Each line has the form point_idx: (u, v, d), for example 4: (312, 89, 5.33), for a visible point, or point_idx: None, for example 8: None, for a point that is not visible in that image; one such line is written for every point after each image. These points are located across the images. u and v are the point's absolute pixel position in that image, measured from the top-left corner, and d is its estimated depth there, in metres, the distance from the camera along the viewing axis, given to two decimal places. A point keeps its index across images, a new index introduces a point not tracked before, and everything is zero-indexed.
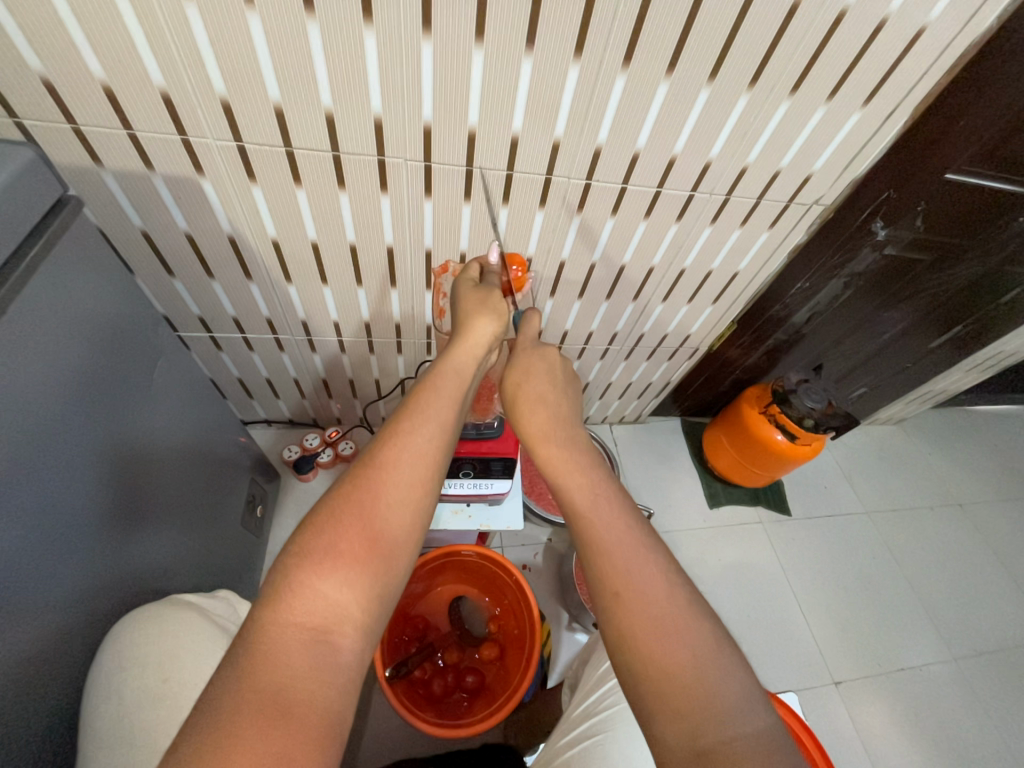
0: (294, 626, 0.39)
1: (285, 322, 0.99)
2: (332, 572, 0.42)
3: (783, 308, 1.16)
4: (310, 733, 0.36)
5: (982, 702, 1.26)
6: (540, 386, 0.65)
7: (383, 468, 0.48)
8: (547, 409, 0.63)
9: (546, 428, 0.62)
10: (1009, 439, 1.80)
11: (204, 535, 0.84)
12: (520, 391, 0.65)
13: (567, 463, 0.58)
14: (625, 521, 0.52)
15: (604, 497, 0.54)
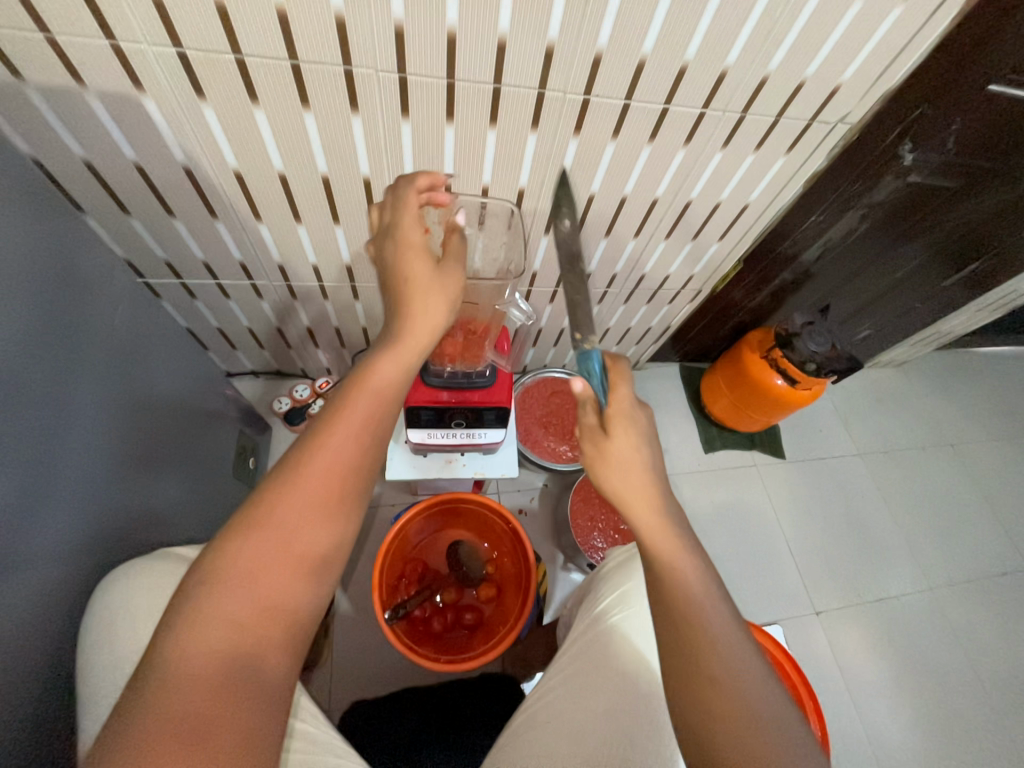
0: (237, 593, 0.45)
1: (259, 265, 0.92)
2: (276, 543, 0.47)
3: (792, 245, 1.09)
4: (238, 694, 0.42)
5: (953, 627, 1.33)
6: (644, 462, 0.56)
7: (315, 477, 0.49)
8: (650, 485, 0.56)
9: (637, 487, 0.56)
10: (1009, 381, 1.78)
11: (193, 487, 0.83)
12: (621, 462, 0.56)
13: (667, 538, 0.55)
14: (724, 617, 0.53)
15: (705, 594, 0.54)
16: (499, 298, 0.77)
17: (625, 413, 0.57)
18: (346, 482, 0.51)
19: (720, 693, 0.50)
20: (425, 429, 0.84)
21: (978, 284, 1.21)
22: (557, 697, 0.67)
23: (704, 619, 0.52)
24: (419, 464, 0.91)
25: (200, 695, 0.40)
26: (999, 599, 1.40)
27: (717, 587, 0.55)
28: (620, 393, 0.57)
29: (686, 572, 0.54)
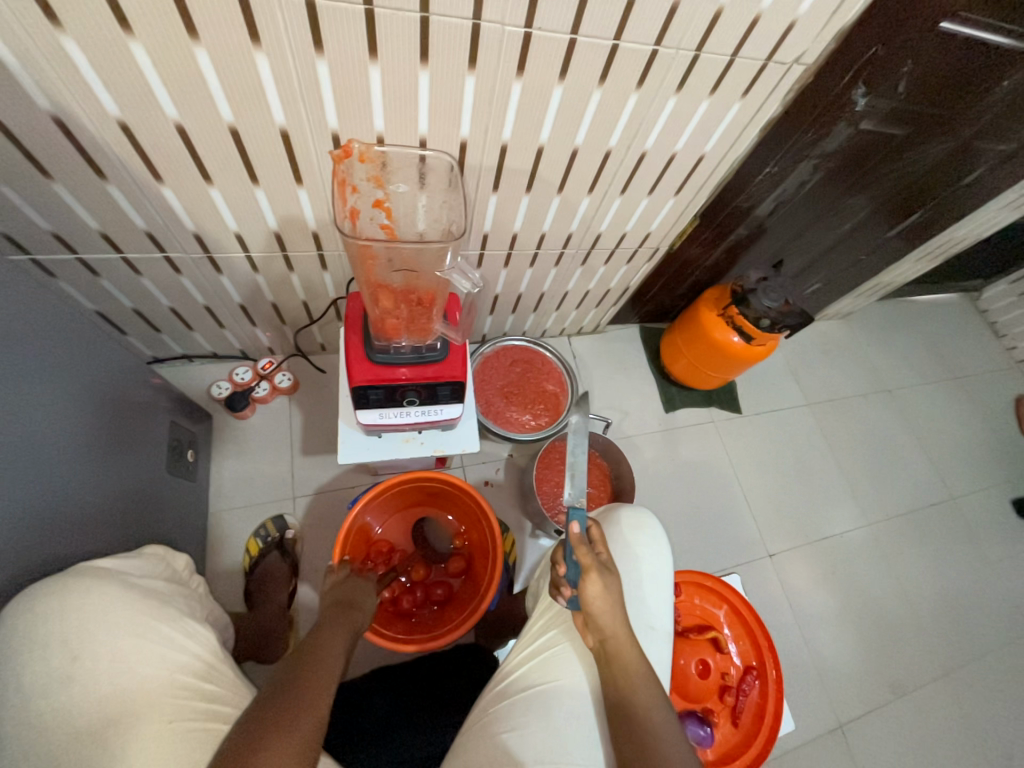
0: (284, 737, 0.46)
1: (171, 236, 0.81)
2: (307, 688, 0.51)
3: (746, 200, 1.07)
4: None
5: (888, 556, 1.46)
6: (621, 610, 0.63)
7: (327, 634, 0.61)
8: (625, 628, 0.62)
9: (612, 621, 0.62)
10: (941, 327, 1.90)
11: (117, 488, 0.75)
12: (604, 605, 0.62)
13: (630, 666, 0.60)
14: (681, 751, 0.56)
15: (665, 728, 0.57)
16: (440, 265, 0.68)
17: (604, 559, 0.66)
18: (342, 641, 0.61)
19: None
20: (377, 410, 0.79)
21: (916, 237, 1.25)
22: (527, 673, 0.68)
23: (662, 752, 0.55)
24: (374, 447, 0.86)
25: None
26: (928, 528, 1.53)
27: (677, 725, 0.58)
28: (598, 532, 0.69)
29: (651, 706, 0.58)
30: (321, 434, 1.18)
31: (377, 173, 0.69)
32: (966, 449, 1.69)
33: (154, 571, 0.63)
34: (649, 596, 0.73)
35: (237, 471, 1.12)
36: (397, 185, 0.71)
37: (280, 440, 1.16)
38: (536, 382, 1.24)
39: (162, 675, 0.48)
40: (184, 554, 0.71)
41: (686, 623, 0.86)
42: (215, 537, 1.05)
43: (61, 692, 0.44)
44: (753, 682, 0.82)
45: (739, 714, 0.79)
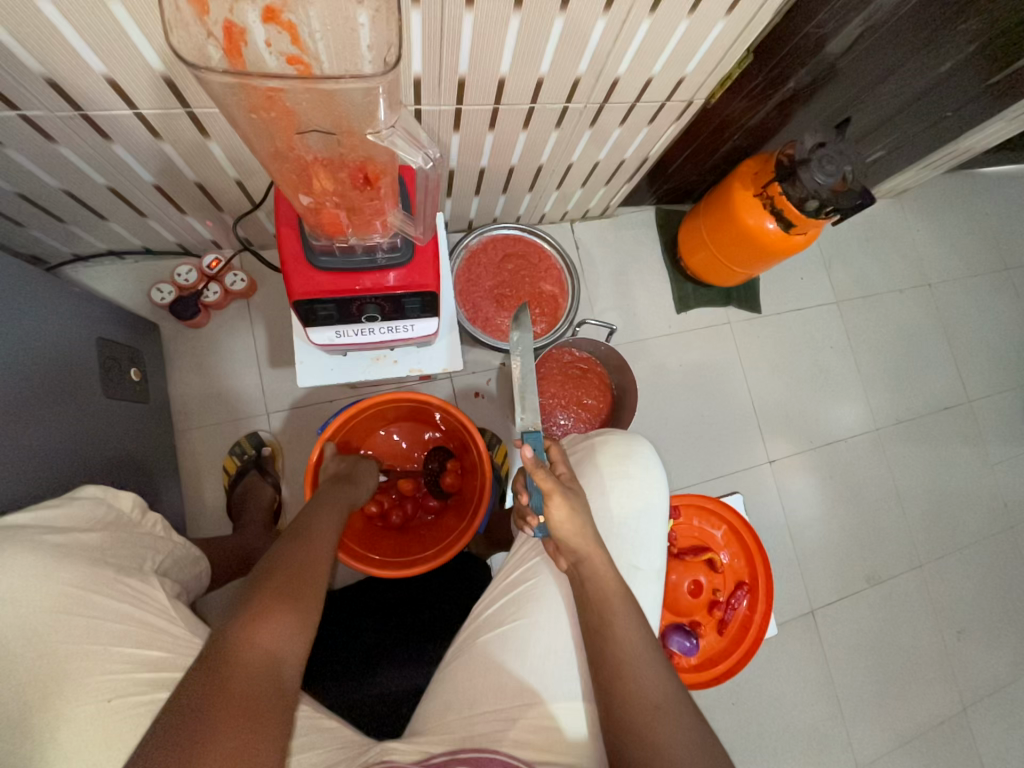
0: (269, 631, 0.44)
1: (17, 83, 0.58)
2: (295, 583, 0.49)
3: (821, 25, 0.79)
4: (261, 710, 0.40)
5: (887, 460, 1.43)
6: (594, 530, 0.56)
7: (320, 518, 0.60)
8: (598, 549, 0.55)
9: (580, 544, 0.55)
10: (1008, 208, 1.62)
11: (40, 424, 0.65)
12: (572, 529, 0.54)
13: (608, 597, 0.53)
14: (658, 669, 0.51)
15: (642, 648, 0.51)
16: (373, 125, 0.46)
17: (568, 478, 0.59)
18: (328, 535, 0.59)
19: (660, 731, 0.47)
20: (331, 329, 0.65)
21: (1011, 89, 0.97)
22: (498, 612, 0.60)
23: (639, 675, 0.49)
24: (338, 367, 0.74)
25: (237, 706, 0.39)
26: (934, 432, 1.48)
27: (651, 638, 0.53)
28: (558, 452, 0.61)
29: (626, 626, 0.52)
30: (289, 344, 1.05)
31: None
32: (997, 351, 1.56)
33: (88, 517, 0.55)
34: (639, 529, 0.65)
35: (200, 386, 1.01)
36: None
37: (243, 351, 1.03)
38: (532, 281, 1.06)
39: (93, 650, 0.44)
40: (133, 494, 0.62)
41: (682, 544, 0.83)
42: (190, 456, 0.99)
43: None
44: (743, 598, 0.82)
45: (725, 626, 0.81)
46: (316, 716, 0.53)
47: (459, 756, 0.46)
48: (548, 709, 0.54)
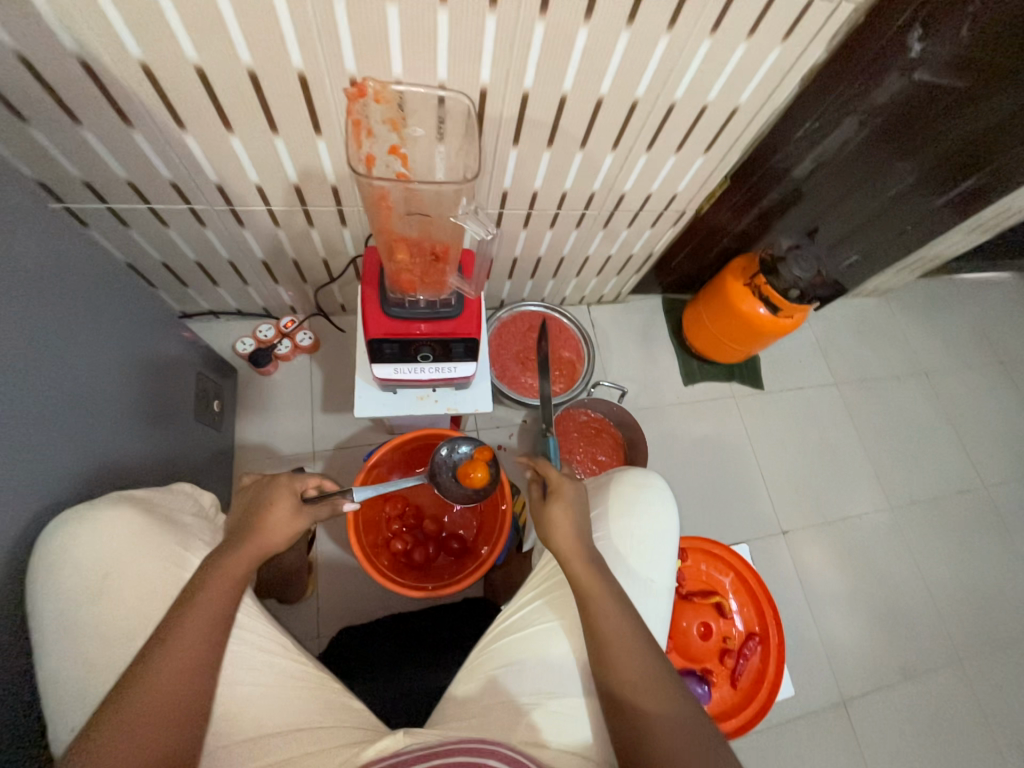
0: (127, 741, 0.45)
1: (196, 187, 0.81)
2: (170, 673, 0.48)
3: (782, 159, 1.02)
4: None
5: (906, 541, 1.42)
6: (578, 529, 0.64)
7: (217, 577, 0.55)
8: (583, 546, 0.63)
9: (564, 540, 0.63)
10: (990, 308, 1.77)
11: (143, 438, 0.79)
12: (558, 528, 0.63)
13: (592, 589, 0.59)
14: (642, 652, 0.56)
15: (626, 635, 0.57)
16: (454, 209, 0.66)
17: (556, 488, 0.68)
18: (225, 593, 0.54)
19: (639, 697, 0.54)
20: (391, 365, 0.80)
21: (966, 210, 1.14)
22: (523, 616, 0.66)
23: (622, 657, 0.56)
24: (389, 402, 0.88)
25: None
26: (953, 515, 1.48)
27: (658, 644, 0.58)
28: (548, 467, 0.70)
29: (607, 612, 0.58)
30: (340, 393, 1.21)
31: (394, 114, 0.66)
32: (1004, 438, 1.61)
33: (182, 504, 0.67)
34: (653, 552, 0.72)
35: (260, 425, 1.16)
36: (414, 129, 0.68)
37: (301, 397, 1.20)
38: (553, 348, 1.23)
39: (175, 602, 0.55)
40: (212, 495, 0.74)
41: (691, 587, 0.87)
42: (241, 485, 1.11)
43: (101, 604, 0.52)
44: (754, 647, 0.83)
45: (738, 676, 0.81)
46: (346, 697, 0.58)
47: (463, 745, 0.48)
48: (559, 707, 0.59)
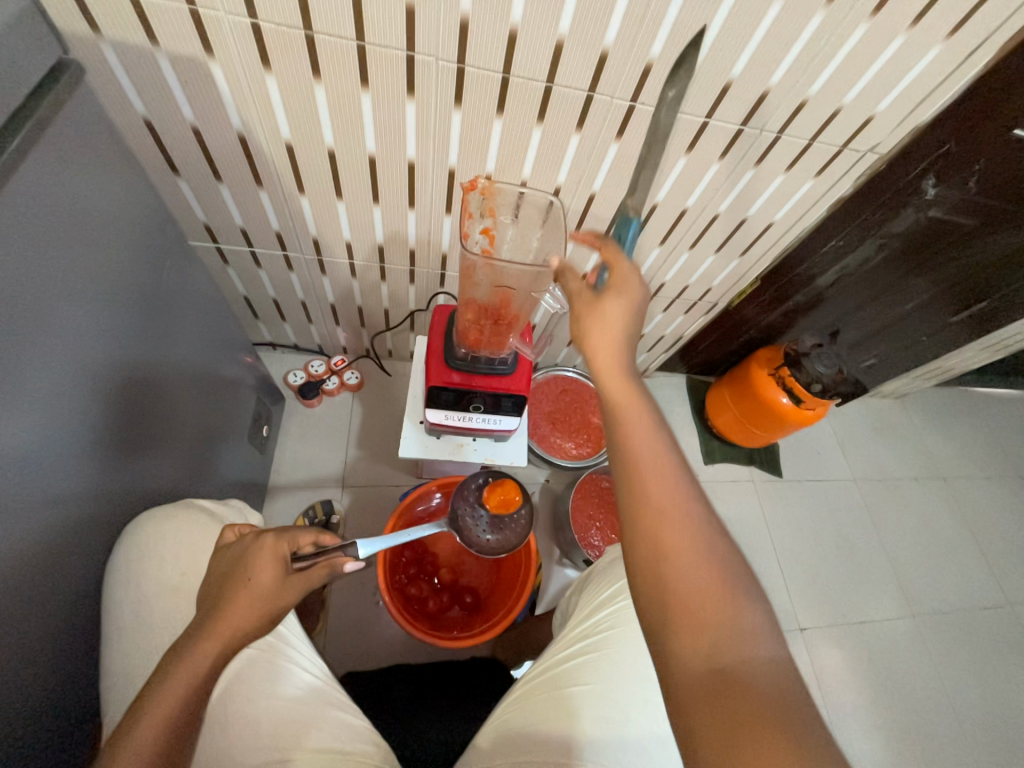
0: None
1: (295, 238, 0.93)
2: (154, 722, 0.45)
3: (809, 268, 1.12)
4: None
5: (930, 655, 1.36)
6: (623, 363, 0.55)
7: (216, 619, 0.51)
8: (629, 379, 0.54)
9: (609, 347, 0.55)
10: (1005, 423, 1.82)
11: (196, 456, 0.84)
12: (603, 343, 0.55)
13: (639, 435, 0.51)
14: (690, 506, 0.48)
15: (675, 485, 0.49)
16: (535, 288, 0.75)
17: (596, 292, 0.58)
18: (220, 636, 0.50)
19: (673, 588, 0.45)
20: (443, 411, 0.86)
21: (978, 327, 1.24)
22: (552, 679, 0.67)
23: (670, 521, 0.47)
24: (431, 446, 0.93)
25: None
26: (978, 632, 1.42)
27: None
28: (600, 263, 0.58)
29: (657, 461, 0.49)
30: (376, 432, 1.27)
31: (492, 204, 0.78)
32: None
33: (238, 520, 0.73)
34: None
35: (298, 454, 1.21)
36: (504, 218, 0.81)
37: (339, 432, 1.25)
38: (582, 412, 1.29)
39: None
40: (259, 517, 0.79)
41: None
42: (271, 510, 1.14)
43: (168, 601, 0.56)
44: None
45: None
46: (372, 733, 0.59)
47: None
48: None
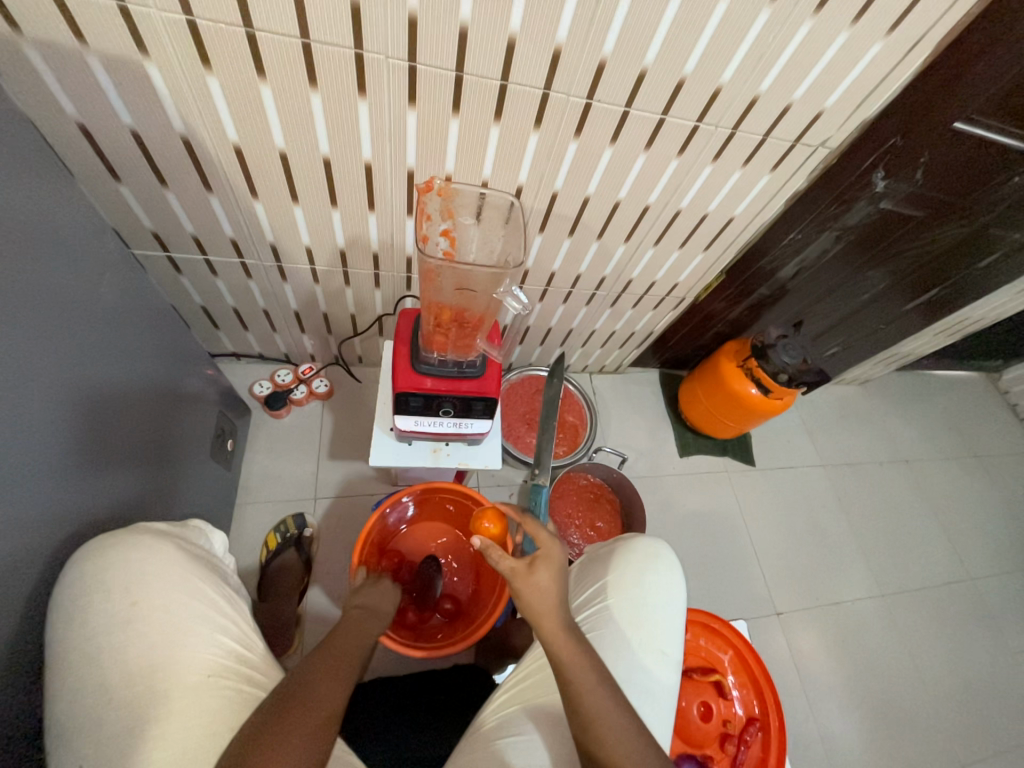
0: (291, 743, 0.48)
1: (251, 245, 0.90)
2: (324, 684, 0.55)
3: (772, 261, 1.14)
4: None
5: (899, 630, 1.41)
6: (558, 586, 0.63)
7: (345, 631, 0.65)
8: (561, 604, 0.62)
9: (546, 576, 0.63)
10: (960, 404, 1.90)
11: (154, 475, 0.80)
12: (545, 576, 0.62)
13: (576, 662, 0.57)
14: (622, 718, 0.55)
15: (609, 703, 0.56)
16: (496, 287, 0.75)
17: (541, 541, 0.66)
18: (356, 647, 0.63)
19: None
20: (412, 417, 0.84)
21: (930, 314, 1.30)
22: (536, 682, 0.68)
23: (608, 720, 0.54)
24: (402, 452, 0.91)
25: None
26: (943, 607, 1.49)
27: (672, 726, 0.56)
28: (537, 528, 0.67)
29: (594, 694, 0.56)
30: (348, 441, 1.24)
31: (450, 205, 0.78)
32: (985, 531, 1.66)
33: (197, 541, 0.71)
34: (665, 623, 0.74)
35: (266, 467, 1.17)
36: (463, 218, 0.80)
37: (310, 442, 1.22)
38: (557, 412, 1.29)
39: (200, 632, 0.56)
40: (221, 535, 0.77)
41: (690, 662, 0.87)
42: (239, 527, 1.10)
43: (120, 633, 0.53)
44: (755, 734, 0.81)
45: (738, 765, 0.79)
46: (346, 753, 0.58)
47: None
48: None
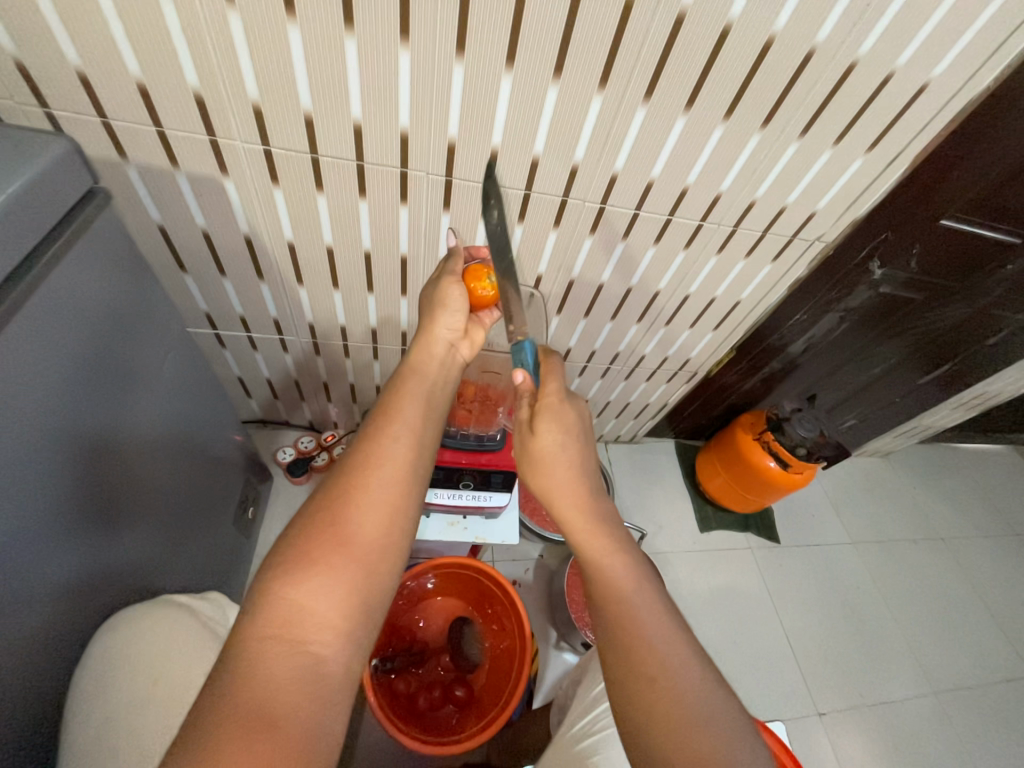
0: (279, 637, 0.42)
1: (292, 323, 0.98)
2: (308, 580, 0.45)
3: (781, 338, 1.19)
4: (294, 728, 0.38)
5: (958, 738, 1.27)
6: (579, 448, 0.62)
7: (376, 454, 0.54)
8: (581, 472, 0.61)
9: (561, 447, 0.61)
10: (991, 478, 1.83)
11: (189, 543, 0.82)
12: (559, 437, 0.61)
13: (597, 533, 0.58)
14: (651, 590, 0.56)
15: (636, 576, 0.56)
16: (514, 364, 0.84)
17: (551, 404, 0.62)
18: (380, 507, 0.51)
19: (668, 678, 0.50)
20: (432, 488, 0.85)
21: (944, 388, 1.30)
22: None
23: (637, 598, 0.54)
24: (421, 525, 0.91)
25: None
26: (1005, 710, 1.34)
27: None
28: (553, 379, 0.63)
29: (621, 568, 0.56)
30: None
31: None
32: None
33: (215, 614, 0.71)
34: None
35: None
36: None
37: None
38: None
39: None
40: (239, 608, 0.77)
41: None
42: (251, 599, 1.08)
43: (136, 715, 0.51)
44: None
45: None
46: None
47: None
48: None
